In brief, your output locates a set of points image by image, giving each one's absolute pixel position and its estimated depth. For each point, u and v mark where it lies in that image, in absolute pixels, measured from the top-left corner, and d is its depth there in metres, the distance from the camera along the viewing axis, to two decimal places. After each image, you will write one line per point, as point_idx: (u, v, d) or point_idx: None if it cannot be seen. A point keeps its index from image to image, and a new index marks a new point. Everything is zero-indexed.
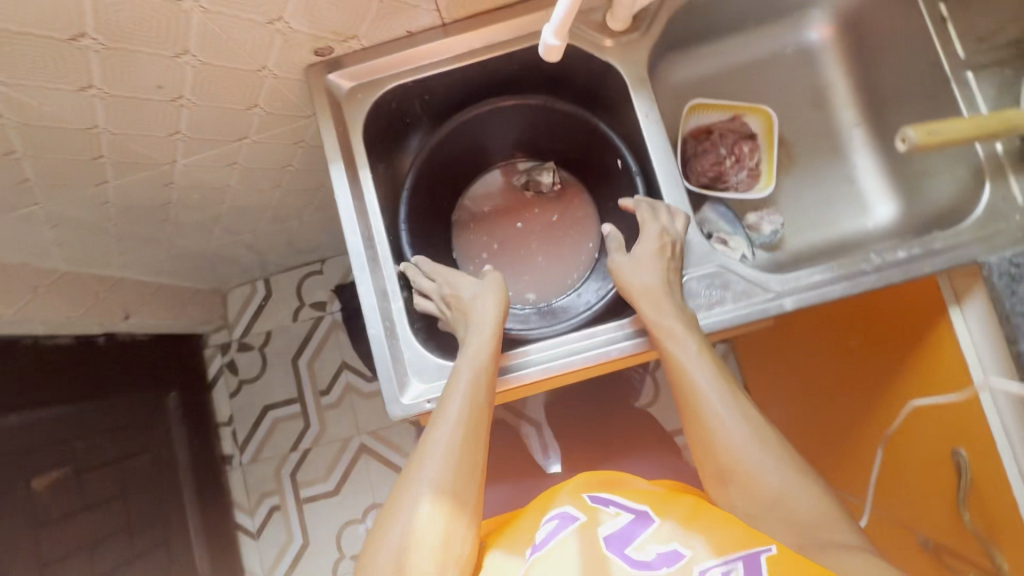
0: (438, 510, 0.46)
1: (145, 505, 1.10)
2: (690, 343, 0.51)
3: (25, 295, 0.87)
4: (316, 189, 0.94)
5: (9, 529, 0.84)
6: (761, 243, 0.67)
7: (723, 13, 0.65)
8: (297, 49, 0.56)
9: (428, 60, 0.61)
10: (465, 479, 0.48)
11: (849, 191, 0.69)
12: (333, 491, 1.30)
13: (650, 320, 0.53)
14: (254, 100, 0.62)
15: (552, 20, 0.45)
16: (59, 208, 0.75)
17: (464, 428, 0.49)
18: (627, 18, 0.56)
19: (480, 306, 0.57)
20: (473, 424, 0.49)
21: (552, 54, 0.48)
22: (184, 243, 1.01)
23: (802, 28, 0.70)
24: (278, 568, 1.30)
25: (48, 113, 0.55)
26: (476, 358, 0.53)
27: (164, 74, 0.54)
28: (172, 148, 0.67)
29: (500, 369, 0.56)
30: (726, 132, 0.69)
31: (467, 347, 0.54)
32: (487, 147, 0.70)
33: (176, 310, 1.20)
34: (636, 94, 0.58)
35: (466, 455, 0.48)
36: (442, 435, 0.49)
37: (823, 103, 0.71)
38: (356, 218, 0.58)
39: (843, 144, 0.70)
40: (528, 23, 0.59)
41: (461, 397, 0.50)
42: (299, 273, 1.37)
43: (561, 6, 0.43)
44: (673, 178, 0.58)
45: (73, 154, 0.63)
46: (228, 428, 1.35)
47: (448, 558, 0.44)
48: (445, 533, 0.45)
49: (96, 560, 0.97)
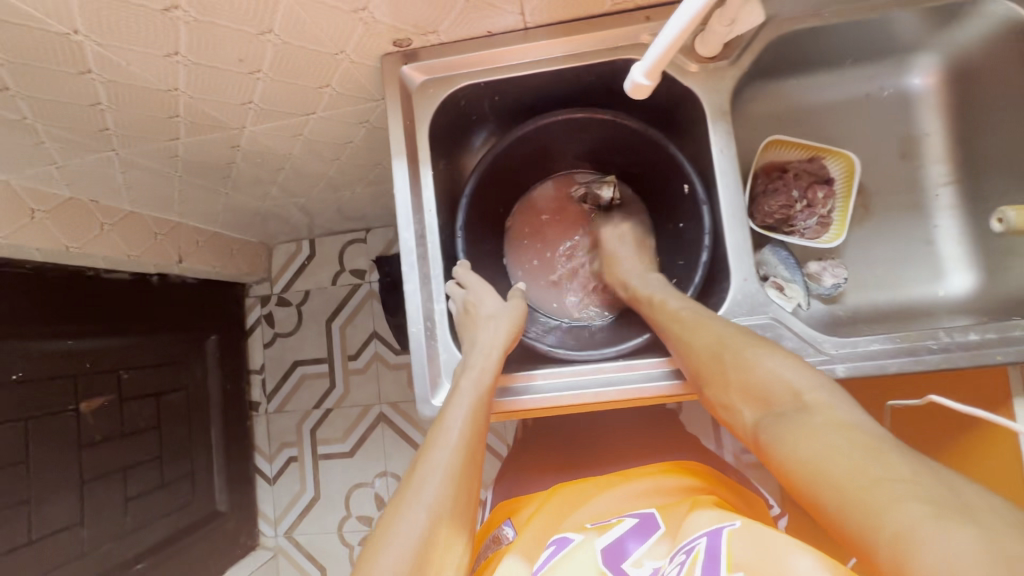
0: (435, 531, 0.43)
1: (177, 438, 1.16)
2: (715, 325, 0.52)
3: (92, 231, 0.91)
4: (373, 165, 0.94)
5: (55, 445, 0.90)
6: (819, 294, 0.64)
7: (822, 48, 0.61)
8: (377, 37, 0.55)
9: (504, 62, 0.59)
10: (461, 507, 0.46)
11: (924, 252, 0.65)
12: (349, 452, 1.35)
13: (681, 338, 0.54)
14: (327, 81, 0.62)
15: (646, 59, 0.46)
16: (132, 156, 0.78)
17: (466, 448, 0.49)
18: (717, 46, 0.53)
19: (491, 329, 0.57)
20: (474, 443, 0.49)
21: (639, 92, 0.49)
22: (241, 199, 1.04)
23: (904, 71, 0.65)
24: (288, 515, 1.36)
25: (134, 72, 0.56)
26: (477, 381, 0.53)
27: (246, 49, 0.54)
28: (243, 115, 0.68)
29: (530, 386, 0.57)
30: (802, 173, 0.65)
31: (468, 373, 0.54)
32: (551, 153, 0.68)
33: (225, 259, 1.24)
34: (713, 126, 0.56)
35: (464, 483, 0.47)
36: (440, 460, 0.47)
37: (913, 155, 0.66)
38: (412, 214, 0.59)
39: (927, 201, 0.65)
40: (613, 37, 0.57)
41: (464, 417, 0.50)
42: (343, 239, 1.39)
43: (657, 47, 0.44)
44: (740, 219, 0.55)
45: (152, 111, 0.65)
46: (259, 376, 1.41)
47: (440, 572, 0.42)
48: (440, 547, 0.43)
49: (128, 483, 1.04)
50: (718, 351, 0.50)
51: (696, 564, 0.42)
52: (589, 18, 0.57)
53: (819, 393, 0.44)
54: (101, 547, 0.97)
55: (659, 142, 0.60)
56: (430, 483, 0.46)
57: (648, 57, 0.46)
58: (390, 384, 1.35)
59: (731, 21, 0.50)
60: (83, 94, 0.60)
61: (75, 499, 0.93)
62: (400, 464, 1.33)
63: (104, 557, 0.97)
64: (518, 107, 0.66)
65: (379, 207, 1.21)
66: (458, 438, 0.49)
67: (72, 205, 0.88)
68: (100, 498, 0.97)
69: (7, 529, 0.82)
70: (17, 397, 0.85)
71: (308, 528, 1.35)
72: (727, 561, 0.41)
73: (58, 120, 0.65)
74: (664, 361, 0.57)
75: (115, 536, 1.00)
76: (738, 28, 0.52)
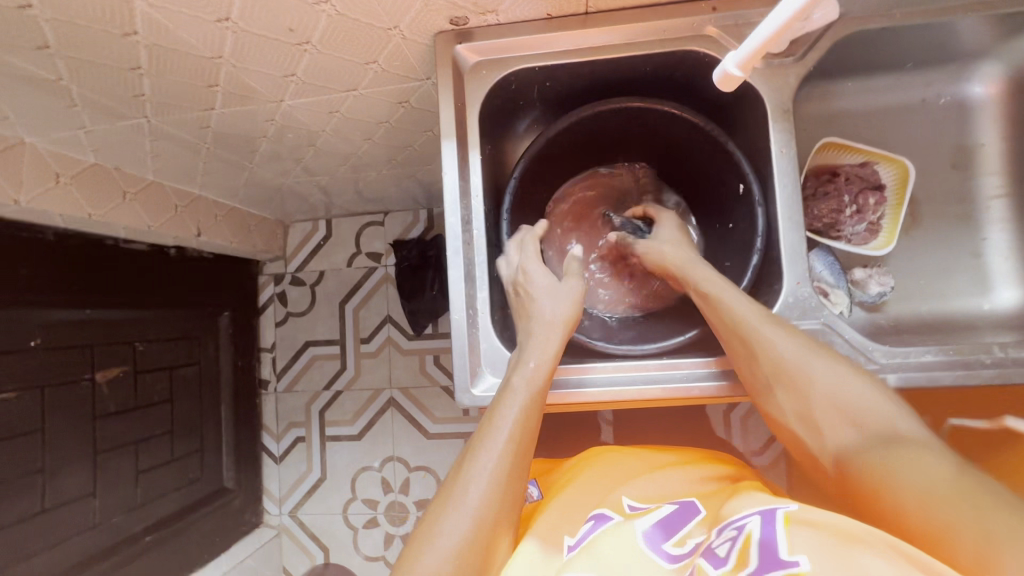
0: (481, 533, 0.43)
1: (189, 413, 1.16)
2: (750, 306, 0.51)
3: (115, 199, 0.89)
4: (404, 147, 0.92)
5: (70, 414, 0.89)
6: (862, 301, 0.64)
7: (886, 51, 0.59)
8: (435, 14, 0.53)
9: (561, 47, 0.58)
10: (508, 509, 0.45)
11: (970, 265, 0.64)
12: (357, 435, 1.35)
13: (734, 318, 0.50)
14: (375, 57, 0.60)
15: (739, 51, 0.44)
16: (163, 125, 0.76)
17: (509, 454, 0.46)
18: (787, 42, 0.52)
19: (550, 309, 0.55)
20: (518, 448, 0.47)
21: (727, 85, 0.48)
22: (264, 175, 1.01)
23: (963, 79, 0.64)
24: (294, 494, 1.36)
25: (181, 37, 0.55)
26: (529, 379, 0.50)
27: (298, 18, 0.53)
28: (283, 88, 0.66)
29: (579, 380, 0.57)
30: (853, 177, 0.64)
31: (524, 366, 0.51)
32: (599, 141, 0.66)
33: (243, 235, 1.22)
34: (773, 125, 0.54)
35: (509, 487, 0.45)
36: (486, 462, 0.45)
37: (965, 166, 0.65)
38: (459, 199, 0.57)
39: (976, 213, 0.64)
40: (676, 27, 0.55)
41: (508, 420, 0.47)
42: (361, 220, 1.37)
43: (752, 40, 0.42)
44: (795, 222, 0.54)
45: (191, 79, 0.63)
46: (269, 355, 1.39)
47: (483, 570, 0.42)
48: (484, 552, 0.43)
49: (140, 455, 1.03)
50: (763, 359, 0.48)
51: (750, 547, 0.37)
52: (652, 6, 0.55)
53: (852, 385, 0.44)
54: (111, 520, 0.96)
55: (717, 138, 0.58)
56: (468, 495, 0.44)
57: (742, 49, 0.44)
58: (403, 370, 1.34)
59: None
60: (124, 58, 0.58)
61: (88, 470, 0.92)
62: (408, 450, 1.33)
63: (114, 529, 0.97)
64: (568, 94, 0.65)
65: (401, 190, 1.19)
66: (500, 445, 0.46)
67: (96, 171, 0.86)
68: (112, 470, 0.97)
69: (21, 498, 0.81)
70: (34, 365, 0.84)
71: (313, 509, 1.35)
72: (788, 543, 0.36)
73: (94, 83, 0.63)
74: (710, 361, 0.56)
75: (126, 508, 0.99)
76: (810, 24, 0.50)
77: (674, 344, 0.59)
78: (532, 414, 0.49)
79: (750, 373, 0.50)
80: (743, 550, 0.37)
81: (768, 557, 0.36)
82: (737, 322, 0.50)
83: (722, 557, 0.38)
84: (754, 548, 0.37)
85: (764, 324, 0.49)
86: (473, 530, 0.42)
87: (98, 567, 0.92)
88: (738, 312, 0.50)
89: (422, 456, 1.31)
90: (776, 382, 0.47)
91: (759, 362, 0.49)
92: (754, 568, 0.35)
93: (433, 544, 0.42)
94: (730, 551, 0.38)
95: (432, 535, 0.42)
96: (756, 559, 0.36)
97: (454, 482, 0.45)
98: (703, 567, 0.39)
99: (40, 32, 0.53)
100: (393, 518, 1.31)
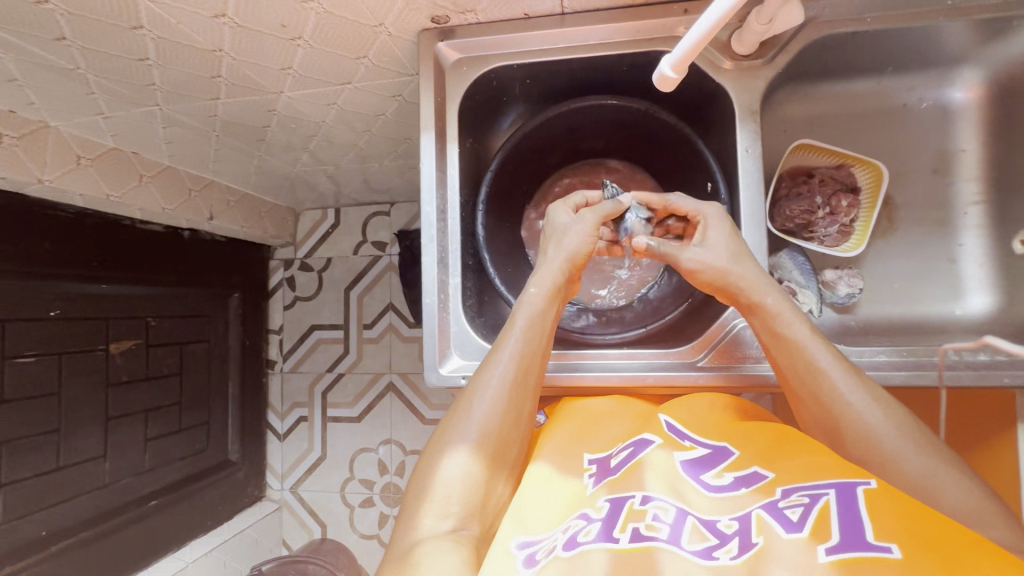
0: (471, 470, 0.46)
1: (197, 386, 1.22)
2: (801, 327, 0.50)
3: (132, 181, 0.95)
4: (402, 140, 0.95)
5: (83, 382, 0.95)
6: (832, 302, 0.64)
7: (862, 55, 0.60)
8: (416, 13, 0.56)
9: (539, 46, 0.60)
10: (499, 449, 0.48)
11: (944, 270, 0.64)
12: (357, 418, 1.39)
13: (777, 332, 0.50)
14: (364, 53, 0.63)
15: (674, 53, 0.46)
16: (174, 113, 0.81)
17: (502, 403, 0.50)
18: (753, 44, 0.53)
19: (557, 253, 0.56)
20: (513, 397, 0.50)
21: (665, 85, 0.50)
22: (273, 163, 1.06)
23: (944, 85, 0.64)
24: (295, 471, 1.42)
25: (184, 32, 0.59)
26: (523, 331, 0.52)
27: (289, 15, 0.56)
28: (282, 80, 0.70)
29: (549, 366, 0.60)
30: (828, 179, 0.65)
31: (520, 318, 0.53)
32: (578, 137, 0.69)
33: (254, 220, 1.27)
34: (740, 124, 0.56)
35: (500, 431, 0.49)
36: (479, 410, 0.49)
37: (945, 171, 0.65)
38: (436, 188, 0.62)
39: (954, 219, 0.64)
40: (649, 28, 0.57)
41: (502, 367, 0.51)
42: (368, 210, 1.42)
43: (685, 42, 0.44)
44: (757, 220, 0.56)
45: (196, 70, 0.67)
46: (277, 336, 1.45)
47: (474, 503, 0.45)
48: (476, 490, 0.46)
49: (149, 423, 1.09)
50: (779, 349, 0.50)
51: (831, 519, 0.36)
52: (626, 8, 0.57)
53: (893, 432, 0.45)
54: (120, 482, 1.02)
55: (687, 136, 0.60)
56: (460, 439, 0.48)
57: (676, 50, 0.46)
58: (402, 356, 1.38)
59: (769, 19, 0.50)
60: (134, 50, 0.62)
61: (99, 434, 0.98)
62: (405, 434, 1.37)
63: (122, 490, 1.03)
64: (549, 91, 0.68)
65: (405, 181, 1.22)
66: (494, 393, 0.50)
67: (114, 155, 0.92)
68: (122, 436, 1.03)
69: (36, 455, 0.87)
70: (54, 332, 0.90)
71: (313, 486, 1.41)
72: (875, 526, 0.35)
73: (108, 72, 0.68)
74: (668, 352, 0.59)
75: (134, 472, 1.06)
76: (776, 26, 0.52)
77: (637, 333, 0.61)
78: (530, 363, 0.52)
79: (772, 357, 0.51)
80: (822, 521, 0.36)
81: (853, 536, 0.34)
82: (761, 305, 0.51)
83: (795, 522, 0.37)
84: (836, 522, 0.36)
85: (787, 309, 0.50)
86: (467, 464, 0.46)
87: (106, 525, 0.98)
88: (757, 294, 0.51)
89: (418, 440, 1.35)
90: (790, 371, 0.50)
91: (774, 351, 0.51)
92: (836, 544, 0.34)
93: (430, 483, 0.46)
94: (805, 519, 0.37)
95: (430, 474, 0.47)
96: (841, 534, 0.35)
97: (451, 424, 0.50)
98: (772, 527, 0.37)
99: (56, 24, 0.58)
100: (387, 499, 1.35)
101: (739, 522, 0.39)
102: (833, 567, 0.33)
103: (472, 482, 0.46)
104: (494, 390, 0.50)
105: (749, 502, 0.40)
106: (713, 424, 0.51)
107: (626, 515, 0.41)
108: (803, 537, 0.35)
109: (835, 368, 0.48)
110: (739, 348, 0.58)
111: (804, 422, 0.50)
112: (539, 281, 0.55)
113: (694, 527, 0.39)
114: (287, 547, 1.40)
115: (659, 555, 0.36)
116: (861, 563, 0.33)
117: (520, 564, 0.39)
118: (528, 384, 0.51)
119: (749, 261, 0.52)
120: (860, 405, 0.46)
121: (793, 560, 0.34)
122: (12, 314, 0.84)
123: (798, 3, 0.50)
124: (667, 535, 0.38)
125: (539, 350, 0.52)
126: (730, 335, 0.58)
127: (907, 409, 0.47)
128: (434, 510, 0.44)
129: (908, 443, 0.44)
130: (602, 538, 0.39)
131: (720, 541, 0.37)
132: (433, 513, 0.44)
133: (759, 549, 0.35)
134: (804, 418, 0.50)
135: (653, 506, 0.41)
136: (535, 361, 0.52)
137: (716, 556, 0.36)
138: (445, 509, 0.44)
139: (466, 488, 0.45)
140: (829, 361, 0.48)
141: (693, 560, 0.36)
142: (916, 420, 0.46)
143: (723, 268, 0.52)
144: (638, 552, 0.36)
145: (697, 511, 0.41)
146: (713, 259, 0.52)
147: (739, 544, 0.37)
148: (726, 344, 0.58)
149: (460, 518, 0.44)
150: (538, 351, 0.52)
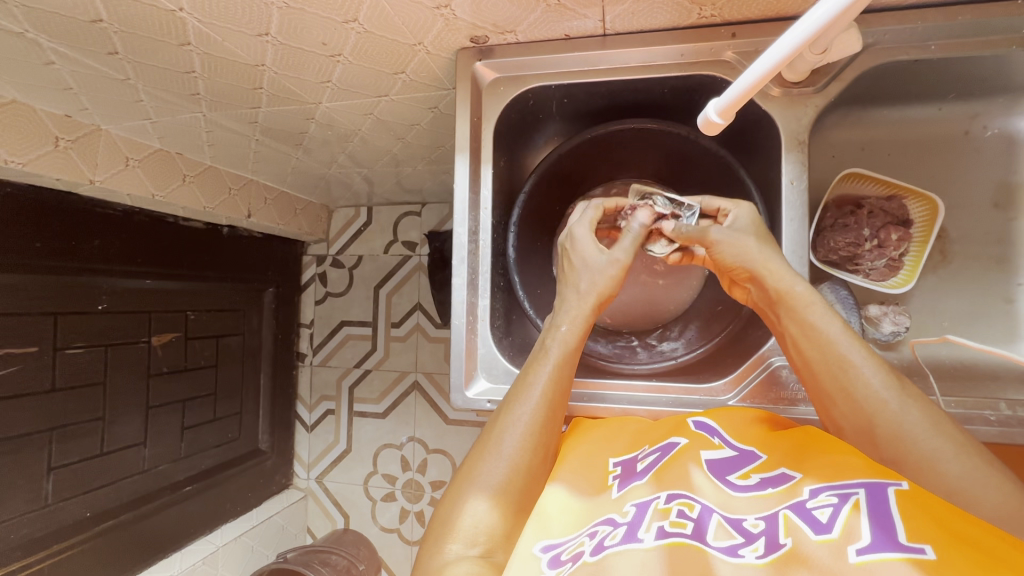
0: (491, 510, 0.45)
1: (231, 375, 1.26)
2: (833, 321, 0.47)
3: (177, 181, 0.98)
4: (435, 147, 0.94)
5: (122, 373, 0.99)
6: (874, 339, 0.61)
7: (920, 83, 0.58)
8: (455, 33, 0.56)
9: (579, 67, 0.59)
10: (521, 494, 0.47)
11: (1002, 310, 0.60)
12: (382, 413, 1.42)
13: (812, 330, 0.47)
14: (402, 68, 0.63)
15: (722, 96, 0.44)
16: (218, 119, 0.82)
17: (532, 441, 0.49)
18: (805, 72, 0.51)
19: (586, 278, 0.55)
20: (542, 437, 0.50)
21: (711, 128, 0.47)
22: (310, 165, 1.07)
23: (1012, 113, 0.60)
24: (321, 462, 1.46)
25: (227, 47, 0.60)
26: (549, 362, 0.53)
27: (331, 34, 0.56)
28: (321, 93, 0.71)
29: (580, 395, 0.60)
30: (877, 211, 0.62)
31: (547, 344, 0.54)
32: (616, 154, 0.68)
33: (289, 217, 1.30)
34: (786, 155, 0.54)
35: (523, 463, 0.48)
36: (508, 445, 0.49)
37: (1007, 205, 0.62)
38: (468, 210, 0.62)
39: (1015, 255, 0.61)
40: (695, 52, 0.56)
41: (532, 405, 0.51)
42: (400, 210, 1.43)
43: (737, 87, 0.41)
44: (800, 254, 0.54)
45: (236, 82, 0.69)
46: (308, 330, 1.49)
47: (492, 539, 0.44)
48: (491, 528, 0.45)
49: (187, 413, 1.14)
50: (809, 345, 0.47)
51: (861, 519, 0.35)
52: (671, 30, 0.56)
53: (932, 435, 0.42)
54: (157, 468, 1.07)
55: (730, 165, 0.59)
56: (490, 474, 0.48)
57: (723, 95, 0.44)
58: (428, 355, 1.39)
59: (824, 50, 0.48)
60: (180, 62, 0.64)
61: (140, 421, 1.03)
62: (427, 432, 1.38)
63: (159, 477, 1.07)
64: (585, 111, 0.67)
65: (437, 183, 1.22)
66: (523, 430, 0.49)
67: (159, 156, 0.95)
68: (161, 424, 1.07)
69: (82, 441, 0.92)
70: (102, 324, 0.95)
71: (337, 477, 1.44)
72: (906, 526, 0.33)
73: (155, 82, 0.70)
74: (698, 389, 0.58)
75: (171, 459, 1.10)
76: (831, 54, 0.50)
77: (665, 365, 0.61)
78: (557, 397, 0.52)
79: (798, 353, 0.49)
80: (851, 522, 0.35)
81: (883, 535, 0.33)
82: (790, 294, 0.49)
83: (824, 523, 0.36)
84: (866, 519, 0.35)
85: (818, 306, 0.48)
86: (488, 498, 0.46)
87: (144, 507, 1.03)
88: (787, 285, 0.49)
89: (440, 439, 1.37)
90: (821, 366, 0.47)
91: (804, 346, 0.48)
92: (867, 544, 0.33)
93: (456, 513, 0.46)
94: (834, 519, 0.35)
95: (455, 502, 0.47)
96: (871, 534, 0.33)
97: (481, 457, 0.49)
98: (800, 527, 0.36)
99: (111, 42, 0.60)
100: (408, 495, 1.38)
101: (766, 522, 0.38)
102: (861, 566, 0.32)
103: (496, 518, 0.45)
104: (525, 426, 0.50)
105: (776, 502, 0.39)
106: (739, 432, 0.49)
107: (651, 515, 0.41)
108: (833, 538, 0.34)
109: (868, 364, 0.45)
110: (773, 389, 0.56)
111: (831, 420, 0.47)
112: (569, 316, 0.54)
113: (720, 523, 0.39)
114: (311, 534, 1.45)
115: (684, 552, 0.36)
116: (891, 562, 0.31)
117: (546, 564, 0.40)
118: (554, 418, 0.51)
119: (774, 251, 0.51)
120: (895, 403, 0.43)
121: (820, 562, 0.33)
122: (60, 308, 0.88)
123: (856, 30, 0.48)
124: (691, 531, 0.38)
125: (566, 382, 0.52)
126: (766, 373, 0.57)
127: (944, 413, 0.44)
128: (460, 536, 0.44)
129: (945, 442, 0.41)
130: (628, 540, 0.38)
131: (746, 539, 0.37)
132: (459, 538, 0.44)
133: (787, 550, 0.35)
134: (832, 416, 0.46)
135: (678, 504, 0.41)
136: (562, 397, 0.52)
137: (742, 554, 0.36)
138: (473, 538, 0.44)
139: (491, 519, 0.45)
140: (862, 358, 0.45)
141: (718, 556, 0.36)
142: (954, 424, 0.43)
143: (756, 261, 0.50)
144: (662, 553, 0.36)
145: (723, 509, 0.40)
146: (745, 247, 0.51)
147: (766, 543, 0.36)
148: (759, 383, 0.56)
149: (487, 547, 0.43)
150: (567, 380, 0.53)
